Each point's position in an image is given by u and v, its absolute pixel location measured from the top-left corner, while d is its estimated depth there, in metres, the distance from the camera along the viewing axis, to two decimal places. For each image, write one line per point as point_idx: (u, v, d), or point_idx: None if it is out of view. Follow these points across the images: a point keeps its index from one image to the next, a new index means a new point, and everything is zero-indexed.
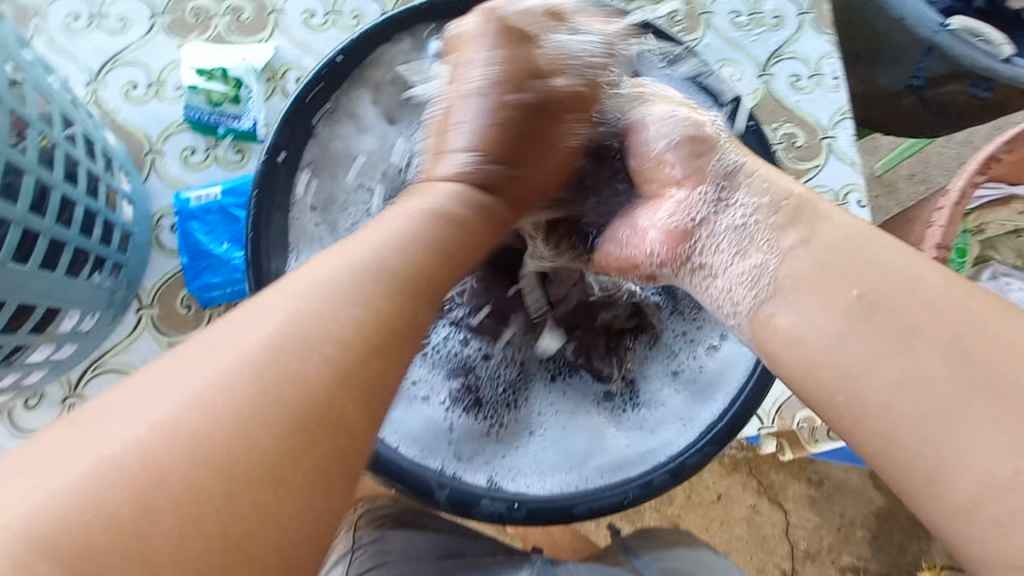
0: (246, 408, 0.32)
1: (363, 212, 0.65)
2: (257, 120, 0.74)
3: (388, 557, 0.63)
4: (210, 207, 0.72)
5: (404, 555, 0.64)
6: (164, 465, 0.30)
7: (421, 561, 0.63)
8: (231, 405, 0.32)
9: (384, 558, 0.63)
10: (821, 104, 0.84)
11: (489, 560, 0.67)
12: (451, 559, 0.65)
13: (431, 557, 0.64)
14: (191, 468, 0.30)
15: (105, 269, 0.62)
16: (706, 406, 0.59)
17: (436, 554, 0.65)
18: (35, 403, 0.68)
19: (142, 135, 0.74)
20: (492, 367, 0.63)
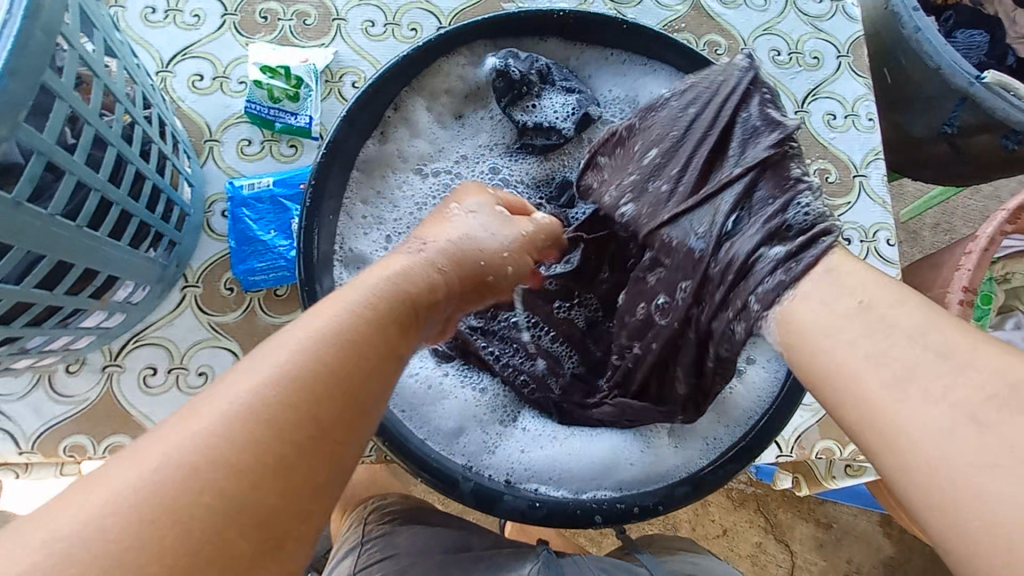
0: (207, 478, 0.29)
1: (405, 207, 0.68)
2: (313, 117, 0.78)
3: (396, 551, 0.64)
4: (261, 196, 0.75)
5: (413, 551, 0.64)
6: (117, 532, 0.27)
7: (428, 555, 0.63)
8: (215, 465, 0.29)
9: (391, 551, 0.64)
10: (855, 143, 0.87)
11: (493, 554, 0.65)
12: (455, 555, 0.64)
13: (437, 551, 0.64)
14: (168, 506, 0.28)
15: (161, 245, 0.65)
16: (726, 427, 0.61)
17: (445, 548, 0.65)
18: (76, 368, 0.70)
19: (204, 124, 0.78)
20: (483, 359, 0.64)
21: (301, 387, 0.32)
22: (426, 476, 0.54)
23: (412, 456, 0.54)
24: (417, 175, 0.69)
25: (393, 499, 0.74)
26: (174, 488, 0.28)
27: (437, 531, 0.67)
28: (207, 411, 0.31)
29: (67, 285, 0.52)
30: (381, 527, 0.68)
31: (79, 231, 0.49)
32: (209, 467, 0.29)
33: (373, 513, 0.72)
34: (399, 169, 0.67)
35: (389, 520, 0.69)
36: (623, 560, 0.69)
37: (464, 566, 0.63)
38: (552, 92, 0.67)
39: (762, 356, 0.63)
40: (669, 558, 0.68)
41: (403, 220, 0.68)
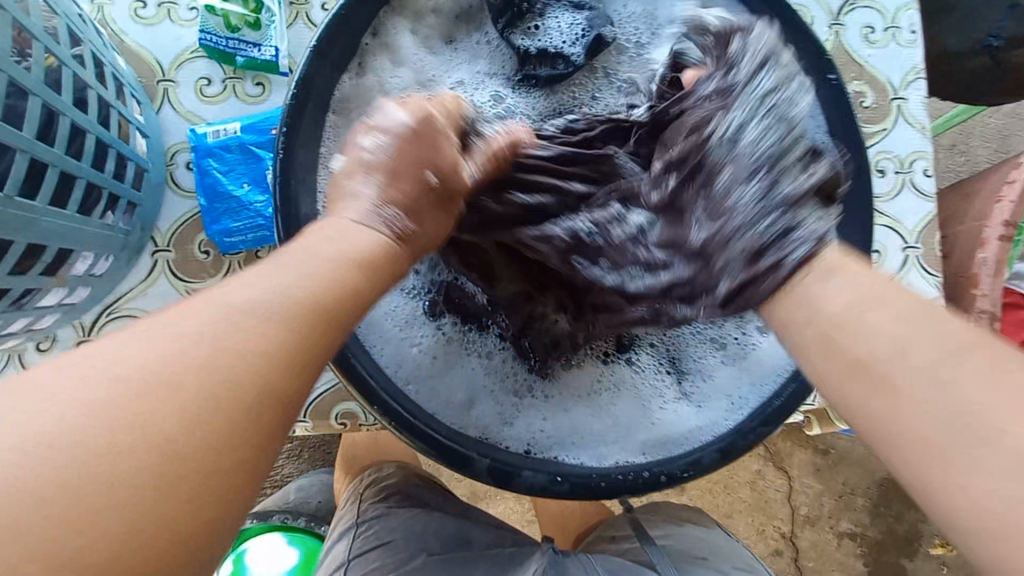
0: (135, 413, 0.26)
1: None
2: (279, 49, 0.67)
3: (393, 537, 0.60)
4: (228, 144, 0.66)
5: (408, 537, 0.60)
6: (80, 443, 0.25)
7: (426, 542, 0.60)
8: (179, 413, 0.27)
9: (391, 536, 0.61)
10: (893, 62, 0.78)
11: (498, 552, 0.61)
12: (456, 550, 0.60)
13: (434, 540, 0.60)
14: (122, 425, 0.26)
15: (119, 208, 0.57)
16: (756, 386, 0.55)
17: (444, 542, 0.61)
18: (48, 346, 0.65)
19: (154, 61, 0.67)
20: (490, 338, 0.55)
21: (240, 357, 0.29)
22: (435, 457, 0.50)
23: (419, 436, 0.50)
24: None
25: (387, 471, 0.72)
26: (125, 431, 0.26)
27: (434, 517, 0.64)
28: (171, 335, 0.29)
29: (10, 265, 0.44)
30: (377, 509, 0.64)
31: (9, 202, 0.41)
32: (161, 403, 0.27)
33: (370, 490, 0.69)
34: (381, 106, 0.56)
35: (384, 499, 0.66)
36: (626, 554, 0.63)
37: (464, 558, 0.59)
38: (558, 9, 0.58)
39: None
40: (676, 531, 0.64)
41: None
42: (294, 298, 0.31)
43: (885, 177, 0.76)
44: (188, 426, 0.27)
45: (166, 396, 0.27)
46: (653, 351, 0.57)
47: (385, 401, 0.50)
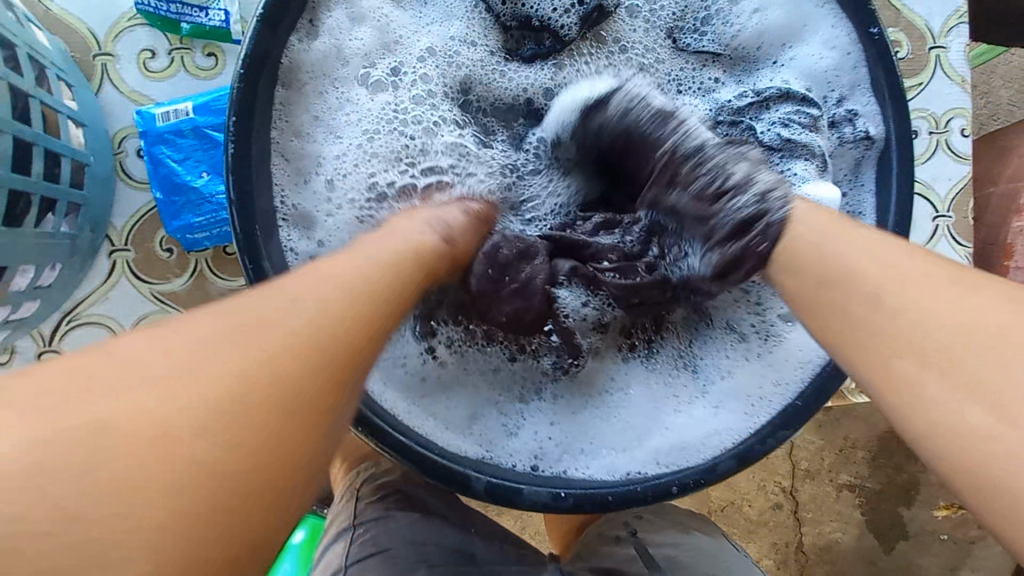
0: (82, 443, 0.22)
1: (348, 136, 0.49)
2: (230, 12, 0.58)
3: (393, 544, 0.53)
4: (180, 128, 0.58)
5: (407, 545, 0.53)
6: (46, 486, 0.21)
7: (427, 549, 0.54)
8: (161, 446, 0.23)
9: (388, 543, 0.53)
10: (935, 3, 0.68)
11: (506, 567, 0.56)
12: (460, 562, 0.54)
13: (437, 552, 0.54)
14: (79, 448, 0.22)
15: (59, 211, 0.50)
16: (776, 385, 0.51)
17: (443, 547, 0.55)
18: (7, 358, 0.60)
19: (87, 33, 0.58)
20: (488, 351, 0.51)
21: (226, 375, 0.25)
22: (430, 477, 0.46)
23: (411, 458, 0.46)
24: (362, 86, 0.50)
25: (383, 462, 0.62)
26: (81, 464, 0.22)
27: (435, 521, 0.57)
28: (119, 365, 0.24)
29: None
30: (374, 510, 0.56)
31: None
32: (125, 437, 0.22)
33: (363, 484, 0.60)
34: (344, 78, 0.50)
35: (382, 499, 0.57)
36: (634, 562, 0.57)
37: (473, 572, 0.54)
38: None
39: None
40: (683, 540, 0.60)
41: (350, 156, 0.50)
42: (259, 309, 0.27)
43: (918, 139, 0.69)
44: (234, 417, 0.24)
45: (203, 384, 0.24)
46: (660, 350, 0.54)
47: (374, 423, 0.45)
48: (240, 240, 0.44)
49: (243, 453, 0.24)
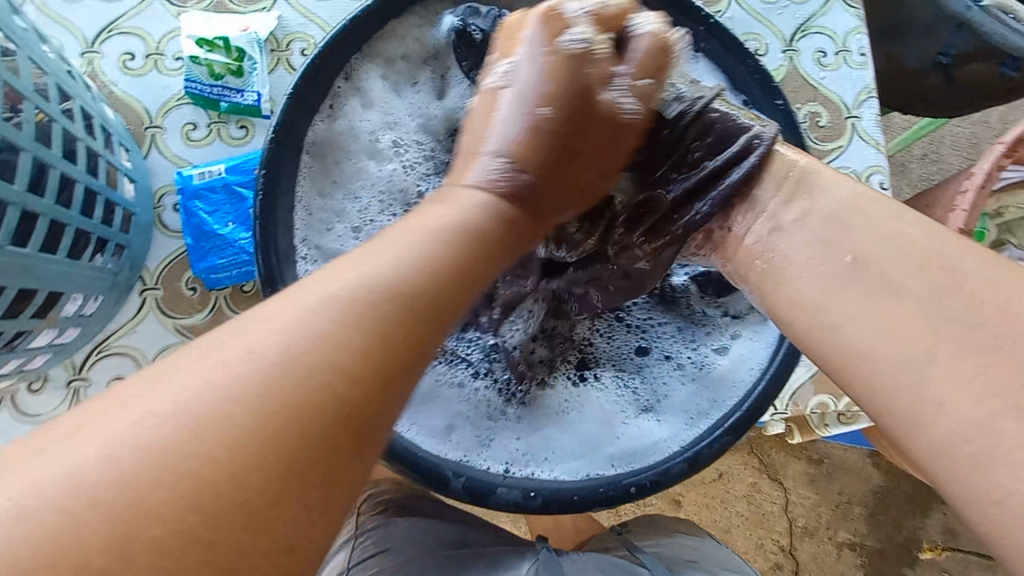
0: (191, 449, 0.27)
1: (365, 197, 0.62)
2: (261, 94, 0.71)
3: (392, 545, 0.59)
4: (213, 185, 0.69)
5: (407, 544, 0.60)
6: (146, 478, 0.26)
7: (424, 548, 0.60)
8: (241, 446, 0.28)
9: (388, 544, 0.60)
10: (847, 83, 0.82)
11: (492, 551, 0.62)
12: (454, 549, 0.61)
13: (434, 546, 0.60)
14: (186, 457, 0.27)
15: (107, 250, 0.60)
16: (717, 399, 0.59)
17: (441, 544, 0.61)
18: (39, 386, 0.66)
19: (142, 109, 0.71)
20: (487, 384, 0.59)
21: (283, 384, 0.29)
22: (415, 476, 0.52)
23: (398, 458, 0.52)
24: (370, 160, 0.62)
25: (385, 486, 0.70)
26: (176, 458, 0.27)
27: (434, 522, 0.64)
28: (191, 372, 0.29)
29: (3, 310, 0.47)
30: (375, 519, 0.63)
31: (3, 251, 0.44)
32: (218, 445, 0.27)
33: (365, 503, 0.68)
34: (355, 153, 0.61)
35: (383, 511, 0.65)
36: (621, 553, 0.64)
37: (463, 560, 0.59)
38: None
39: (748, 325, 0.61)
40: (665, 540, 0.65)
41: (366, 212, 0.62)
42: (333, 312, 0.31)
43: None
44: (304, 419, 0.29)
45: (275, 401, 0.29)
46: (607, 371, 0.62)
47: None
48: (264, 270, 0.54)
49: (313, 436, 0.29)
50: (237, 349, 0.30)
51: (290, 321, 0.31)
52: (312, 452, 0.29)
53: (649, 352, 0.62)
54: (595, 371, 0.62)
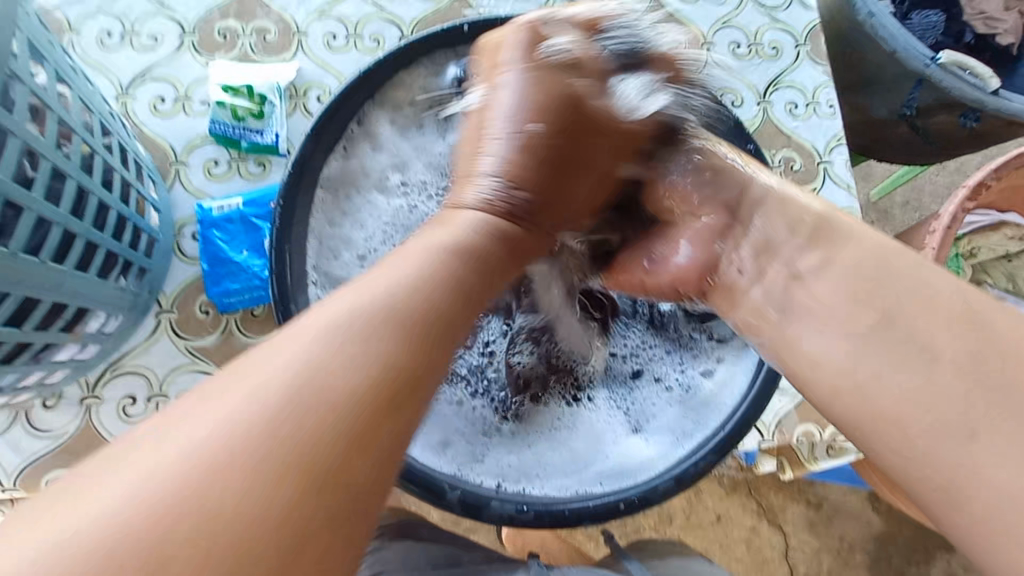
0: (229, 480, 0.30)
1: (371, 227, 0.67)
2: (279, 134, 0.77)
3: (387, 567, 0.61)
4: (230, 217, 0.74)
5: (402, 563, 0.62)
6: (166, 509, 0.28)
7: (419, 568, 0.62)
8: (204, 495, 0.29)
9: (382, 567, 0.61)
10: (817, 131, 0.89)
11: (484, 569, 0.64)
12: (448, 569, 0.63)
13: (427, 568, 0.62)
14: (210, 489, 0.29)
15: (131, 273, 0.64)
16: (700, 418, 0.61)
17: (433, 563, 0.63)
18: (53, 403, 0.70)
19: (168, 147, 0.77)
20: (481, 406, 0.63)
21: (250, 426, 0.31)
22: (411, 487, 0.55)
23: (397, 470, 0.55)
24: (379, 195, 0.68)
25: (382, 514, 0.70)
26: (203, 496, 0.29)
27: (429, 546, 0.66)
28: (223, 405, 0.32)
29: (35, 321, 0.51)
30: (372, 543, 0.63)
31: (43, 266, 0.49)
32: (222, 486, 0.30)
33: None
34: (364, 185, 0.67)
35: (378, 535, 0.66)
36: (614, 568, 0.66)
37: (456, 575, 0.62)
38: None
39: (733, 351, 0.64)
40: (658, 563, 0.67)
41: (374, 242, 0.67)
42: (295, 377, 0.33)
43: None
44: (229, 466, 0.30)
45: (253, 438, 0.31)
46: (593, 394, 0.65)
47: None
48: (278, 293, 0.60)
49: (281, 503, 0.30)
50: (217, 399, 0.32)
51: (259, 377, 0.33)
52: (311, 467, 0.31)
53: (641, 375, 0.66)
54: (586, 395, 0.65)
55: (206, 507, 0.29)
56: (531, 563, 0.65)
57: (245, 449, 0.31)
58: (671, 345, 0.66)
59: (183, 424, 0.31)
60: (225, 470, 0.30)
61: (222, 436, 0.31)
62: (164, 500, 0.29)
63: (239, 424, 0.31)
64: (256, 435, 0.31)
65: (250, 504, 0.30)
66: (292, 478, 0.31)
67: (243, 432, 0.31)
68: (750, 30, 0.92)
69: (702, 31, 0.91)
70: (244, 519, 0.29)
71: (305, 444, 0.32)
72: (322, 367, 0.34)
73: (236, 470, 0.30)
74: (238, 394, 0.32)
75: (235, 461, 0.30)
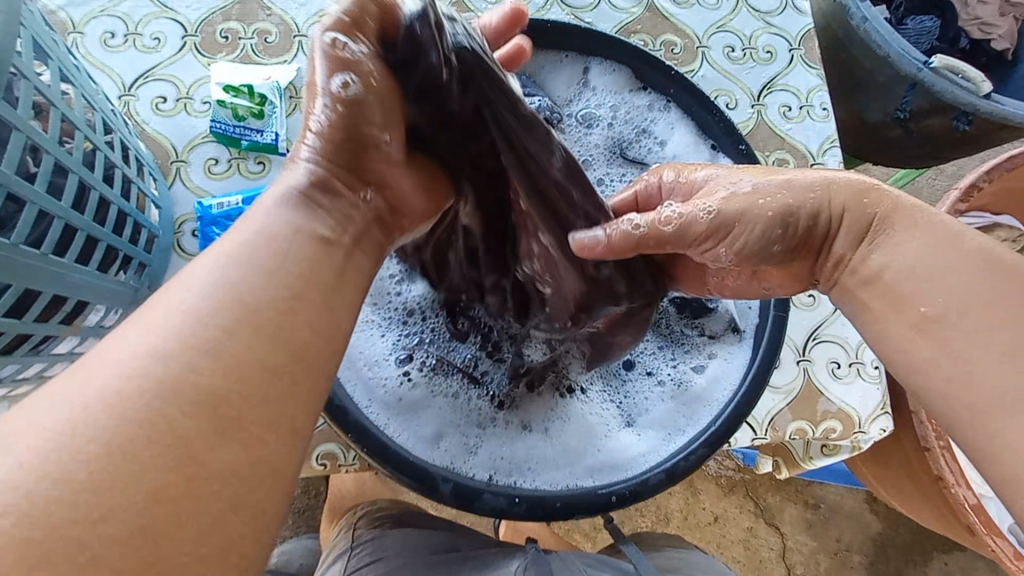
0: (119, 444, 0.30)
1: None
2: (279, 133, 0.79)
3: (385, 554, 0.62)
4: (230, 214, 0.76)
5: (401, 550, 0.62)
6: (65, 478, 0.29)
7: (417, 557, 0.62)
8: (107, 455, 0.30)
9: (380, 553, 0.62)
10: (811, 133, 0.90)
11: (481, 552, 0.65)
12: (446, 554, 0.63)
13: (425, 552, 0.63)
14: (96, 462, 0.30)
15: (130, 267, 0.65)
16: (692, 414, 0.62)
17: (432, 550, 0.63)
18: None
19: (170, 146, 0.78)
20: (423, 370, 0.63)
21: (137, 390, 0.32)
22: (405, 478, 0.55)
23: (392, 462, 0.55)
24: None
25: (381, 505, 0.72)
26: (89, 463, 0.29)
27: (426, 533, 0.66)
28: (103, 369, 0.32)
29: (36, 312, 0.52)
30: (370, 532, 0.65)
31: (44, 259, 0.50)
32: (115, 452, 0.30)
33: (362, 518, 0.70)
34: None
35: (377, 525, 0.67)
36: (613, 557, 0.67)
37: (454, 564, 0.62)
38: None
39: (725, 348, 0.66)
40: (653, 554, 0.67)
41: None
42: (182, 338, 0.34)
43: None
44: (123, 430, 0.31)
45: (146, 404, 0.31)
46: (586, 386, 0.66)
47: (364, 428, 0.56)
48: None
49: (175, 448, 0.31)
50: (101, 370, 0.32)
51: (145, 346, 0.33)
52: (202, 414, 0.32)
53: (634, 369, 0.67)
54: (579, 389, 0.65)
55: (100, 465, 0.30)
56: (528, 549, 0.66)
57: (141, 404, 0.31)
58: (662, 341, 0.67)
59: (66, 395, 0.31)
60: (112, 435, 0.30)
61: (105, 403, 0.31)
62: (60, 462, 0.29)
63: (129, 387, 0.32)
64: (144, 395, 0.32)
65: (147, 457, 0.30)
66: (184, 429, 0.32)
67: (137, 394, 0.32)
68: (744, 34, 0.93)
69: (697, 34, 0.92)
70: (135, 472, 0.30)
71: (192, 389, 0.33)
72: (198, 316, 0.35)
73: (120, 433, 0.31)
74: (125, 360, 0.33)
75: (120, 425, 0.31)
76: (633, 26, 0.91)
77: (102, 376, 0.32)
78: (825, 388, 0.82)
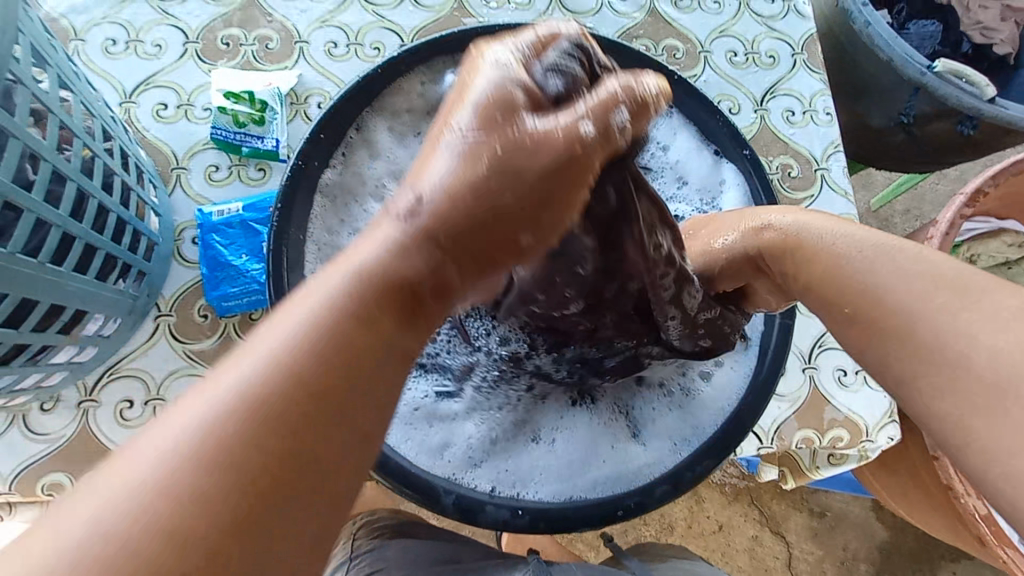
0: (162, 531, 0.29)
1: None
2: (279, 140, 0.78)
3: (386, 564, 0.61)
4: (231, 221, 0.75)
5: (402, 561, 0.61)
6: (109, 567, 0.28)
7: (419, 566, 0.61)
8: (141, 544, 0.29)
9: (381, 564, 0.61)
10: (815, 138, 0.89)
11: (485, 563, 0.63)
12: (447, 564, 0.62)
13: (426, 562, 0.62)
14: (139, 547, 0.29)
15: (129, 276, 0.65)
16: (698, 424, 0.61)
17: (433, 560, 0.62)
18: (51, 406, 0.69)
19: (170, 152, 0.78)
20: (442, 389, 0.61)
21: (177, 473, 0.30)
22: (408, 492, 0.54)
23: (394, 475, 0.55)
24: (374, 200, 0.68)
25: (381, 514, 0.71)
26: (134, 547, 0.29)
27: (428, 543, 0.65)
28: (148, 449, 0.31)
29: (34, 322, 0.51)
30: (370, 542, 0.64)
31: (41, 268, 0.49)
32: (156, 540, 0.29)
33: (361, 529, 0.69)
34: (362, 193, 0.67)
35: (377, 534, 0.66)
36: (617, 566, 0.66)
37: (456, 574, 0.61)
38: None
39: (732, 356, 0.64)
40: (659, 565, 0.66)
41: None
42: (218, 414, 0.32)
43: None
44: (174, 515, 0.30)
45: (189, 492, 0.30)
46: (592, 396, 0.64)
47: None
48: (275, 298, 0.59)
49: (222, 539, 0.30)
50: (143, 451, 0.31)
51: (186, 422, 0.32)
52: (254, 491, 0.31)
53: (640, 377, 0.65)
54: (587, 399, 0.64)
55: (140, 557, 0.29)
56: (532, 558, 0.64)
57: (191, 492, 0.30)
58: None
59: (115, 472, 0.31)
60: (167, 516, 0.30)
61: (144, 484, 0.30)
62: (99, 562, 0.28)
63: (168, 474, 0.30)
64: (185, 477, 0.30)
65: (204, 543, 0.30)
66: (243, 508, 0.31)
67: (174, 475, 0.30)
68: (747, 39, 0.92)
69: (699, 39, 0.92)
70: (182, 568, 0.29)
71: (233, 474, 0.31)
72: (234, 394, 0.32)
73: (171, 516, 0.30)
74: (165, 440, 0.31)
75: (169, 508, 0.30)
76: (635, 31, 0.91)
77: (145, 450, 0.31)
78: (831, 395, 0.81)
